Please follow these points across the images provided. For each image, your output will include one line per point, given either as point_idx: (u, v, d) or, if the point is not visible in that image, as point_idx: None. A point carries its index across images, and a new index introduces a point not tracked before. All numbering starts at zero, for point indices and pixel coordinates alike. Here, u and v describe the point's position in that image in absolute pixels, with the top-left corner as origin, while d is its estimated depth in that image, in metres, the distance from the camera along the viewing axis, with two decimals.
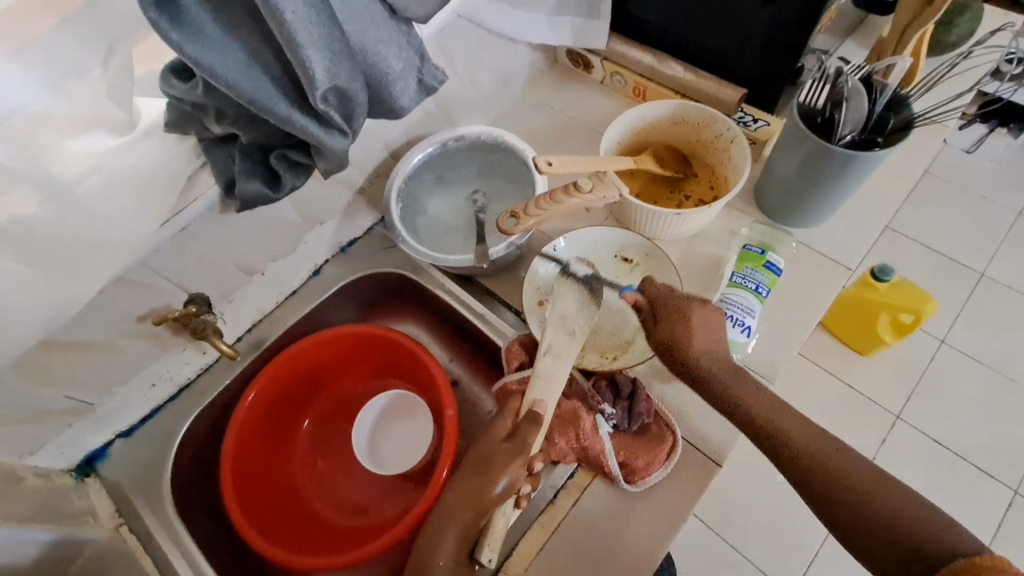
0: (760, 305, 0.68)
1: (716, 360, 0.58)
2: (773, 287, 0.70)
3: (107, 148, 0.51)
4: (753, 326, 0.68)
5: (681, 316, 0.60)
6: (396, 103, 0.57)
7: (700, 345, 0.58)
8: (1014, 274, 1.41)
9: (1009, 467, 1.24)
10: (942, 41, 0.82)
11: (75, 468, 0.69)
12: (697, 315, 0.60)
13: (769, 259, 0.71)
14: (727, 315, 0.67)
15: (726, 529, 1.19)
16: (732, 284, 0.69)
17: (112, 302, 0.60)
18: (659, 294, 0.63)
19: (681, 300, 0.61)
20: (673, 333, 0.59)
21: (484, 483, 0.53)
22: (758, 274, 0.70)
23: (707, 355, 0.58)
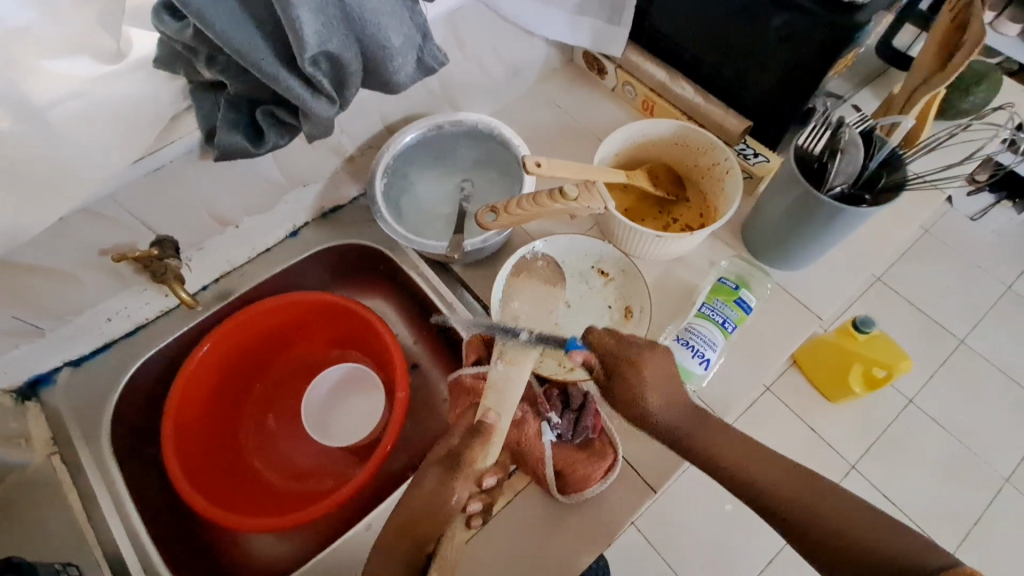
0: (724, 339, 0.69)
1: (673, 411, 0.55)
2: (739, 323, 0.70)
3: (92, 75, 0.52)
4: (713, 359, 0.67)
5: (632, 370, 0.56)
6: (392, 80, 0.56)
7: (656, 399, 0.55)
8: (991, 347, 1.42)
9: (950, 533, 1.25)
10: (954, 107, 0.82)
11: (18, 390, 0.69)
12: (650, 369, 0.56)
13: (740, 295, 0.71)
14: (688, 343, 0.67)
15: (667, 548, 1.21)
16: (700, 315, 0.70)
17: (74, 232, 0.59)
18: (608, 348, 0.58)
19: (634, 352, 0.57)
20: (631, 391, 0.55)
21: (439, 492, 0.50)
22: (728, 308, 0.70)
23: (664, 411, 0.55)
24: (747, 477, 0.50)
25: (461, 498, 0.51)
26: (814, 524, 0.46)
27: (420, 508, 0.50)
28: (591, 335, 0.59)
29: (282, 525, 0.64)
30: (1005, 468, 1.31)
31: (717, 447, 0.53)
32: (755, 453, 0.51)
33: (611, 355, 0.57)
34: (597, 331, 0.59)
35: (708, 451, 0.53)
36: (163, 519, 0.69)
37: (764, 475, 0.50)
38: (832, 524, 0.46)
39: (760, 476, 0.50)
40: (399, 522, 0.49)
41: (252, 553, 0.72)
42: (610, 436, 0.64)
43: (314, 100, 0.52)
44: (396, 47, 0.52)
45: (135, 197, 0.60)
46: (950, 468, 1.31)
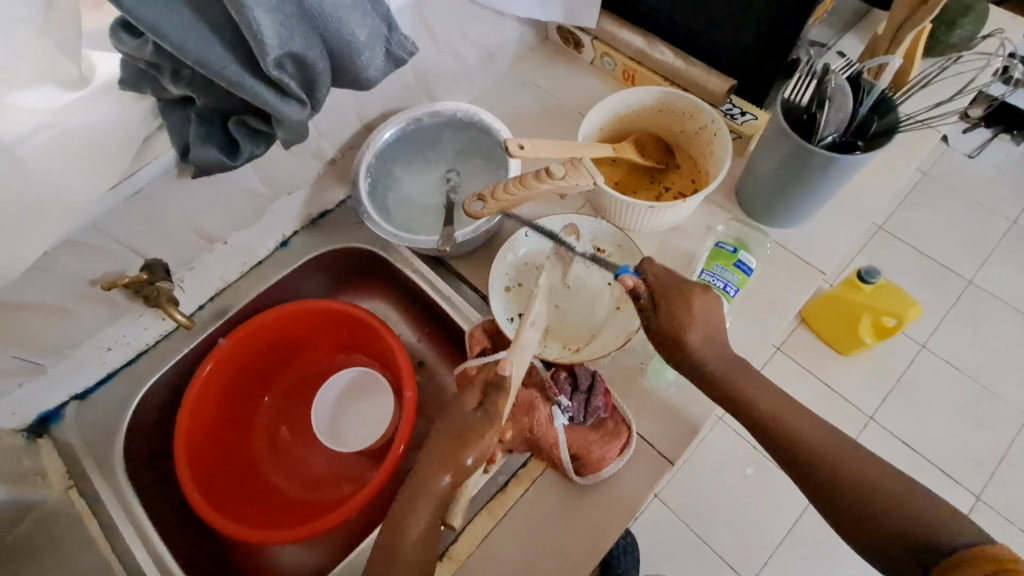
0: (727, 305, 0.68)
1: (716, 346, 0.56)
2: (741, 287, 0.69)
3: (58, 105, 0.49)
4: (718, 325, 0.66)
5: (681, 295, 0.56)
6: (362, 74, 0.54)
7: (697, 335, 0.55)
8: (1001, 284, 1.40)
9: (974, 474, 1.25)
10: (942, 43, 0.79)
11: (27, 428, 0.69)
12: (698, 300, 0.56)
13: (740, 257, 0.69)
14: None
15: (692, 515, 1.21)
16: (700, 282, 0.69)
17: (59, 265, 0.58)
18: (658, 280, 0.58)
19: (678, 289, 0.57)
20: (671, 317, 0.56)
21: (459, 452, 0.53)
22: (728, 272, 0.69)
23: (700, 337, 0.55)
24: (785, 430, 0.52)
25: (481, 454, 0.53)
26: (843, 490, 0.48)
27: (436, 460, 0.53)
28: (647, 268, 0.59)
29: (302, 535, 0.64)
30: None
31: (764, 404, 0.53)
32: (800, 411, 0.53)
33: (662, 281, 0.57)
34: (654, 264, 0.59)
35: (750, 405, 0.54)
36: (185, 540, 0.70)
37: (809, 439, 0.51)
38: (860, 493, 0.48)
39: (798, 428, 0.52)
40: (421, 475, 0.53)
41: (277, 565, 0.72)
42: (622, 414, 0.64)
43: (284, 104, 0.51)
44: (362, 41, 0.51)
45: (117, 224, 0.59)
46: (969, 411, 1.30)
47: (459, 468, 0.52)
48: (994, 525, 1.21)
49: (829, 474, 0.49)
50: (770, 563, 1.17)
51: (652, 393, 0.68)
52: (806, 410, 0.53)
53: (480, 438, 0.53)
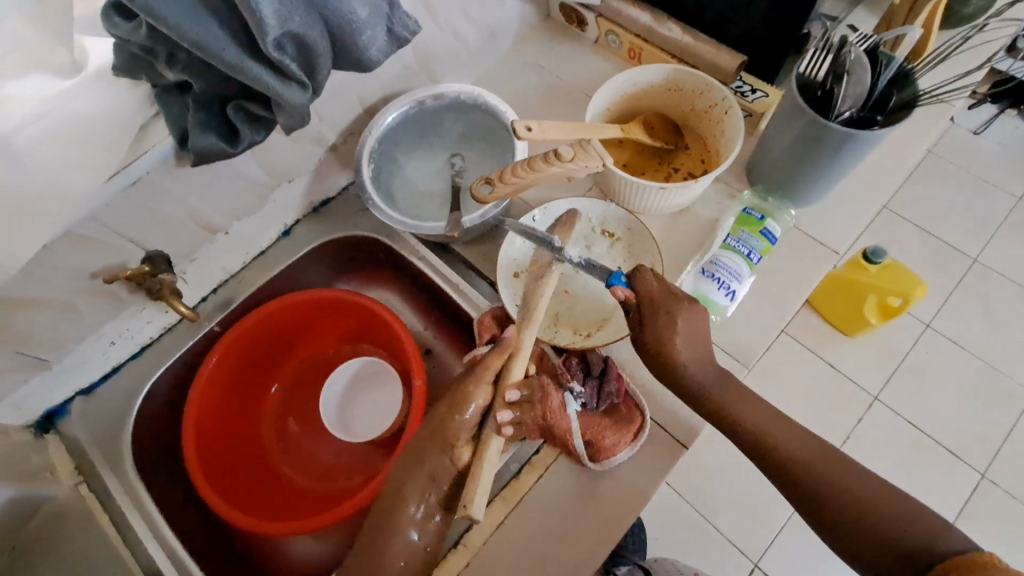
0: (749, 271, 0.68)
1: (705, 367, 0.55)
2: (766, 254, 0.69)
3: (52, 93, 0.48)
4: (739, 291, 0.67)
5: (668, 317, 0.55)
6: (364, 56, 0.52)
7: (684, 346, 0.55)
8: (1008, 262, 1.39)
9: (979, 451, 1.25)
10: (958, 13, 0.77)
11: (35, 424, 0.68)
12: (685, 318, 0.55)
13: (766, 226, 0.69)
14: (715, 276, 0.67)
15: (699, 499, 1.22)
16: (724, 247, 0.69)
17: (58, 258, 0.56)
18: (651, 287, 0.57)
19: (672, 306, 0.55)
20: (659, 339, 0.55)
21: (453, 411, 0.56)
22: (753, 240, 0.68)
23: (687, 346, 0.55)
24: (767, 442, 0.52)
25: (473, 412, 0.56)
26: (830, 499, 0.48)
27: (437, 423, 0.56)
28: (637, 277, 0.58)
29: (313, 526, 0.63)
30: None
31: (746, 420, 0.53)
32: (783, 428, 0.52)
33: (654, 300, 0.56)
34: (646, 271, 0.58)
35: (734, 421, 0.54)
36: (196, 534, 0.70)
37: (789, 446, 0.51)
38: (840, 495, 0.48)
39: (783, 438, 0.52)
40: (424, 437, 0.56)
41: (290, 555, 0.72)
42: (636, 399, 0.63)
43: (285, 87, 0.49)
44: (363, 19, 0.49)
45: (115, 215, 0.58)
46: (975, 389, 1.30)
47: (454, 424, 0.55)
48: (1000, 501, 1.22)
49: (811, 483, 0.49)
50: (777, 543, 1.18)
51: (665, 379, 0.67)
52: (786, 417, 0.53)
53: (471, 397, 0.56)
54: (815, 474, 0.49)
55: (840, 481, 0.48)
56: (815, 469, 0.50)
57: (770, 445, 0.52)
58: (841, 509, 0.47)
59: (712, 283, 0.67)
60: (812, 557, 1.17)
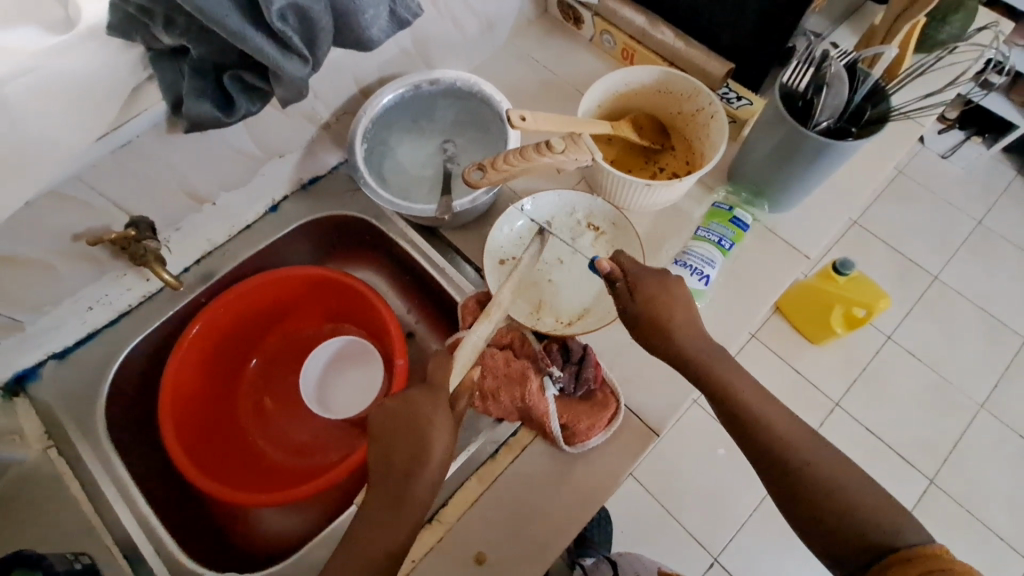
0: (721, 257, 0.72)
1: (693, 340, 0.58)
2: (737, 240, 0.73)
3: (39, 48, 0.48)
4: (711, 276, 0.70)
5: (660, 290, 0.59)
6: (364, 35, 0.53)
7: (678, 316, 0.59)
8: (965, 281, 1.47)
9: (929, 458, 1.32)
10: (931, 38, 0.81)
11: (3, 386, 0.67)
12: (672, 289, 0.60)
13: (736, 215, 0.73)
14: (687, 263, 0.71)
15: (666, 495, 1.25)
16: (697, 238, 0.73)
17: (41, 217, 0.55)
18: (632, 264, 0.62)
19: (652, 275, 0.60)
20: (650, 302, 0.59)
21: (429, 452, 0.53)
22: (724, 228, 0.72)
23: (683, 322, 0.58)
24: (764, 425, 0.54)
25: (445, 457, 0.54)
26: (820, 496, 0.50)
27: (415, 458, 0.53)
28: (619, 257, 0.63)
29: (289, 497, 0.64)
30: (978, 395, 1.37)
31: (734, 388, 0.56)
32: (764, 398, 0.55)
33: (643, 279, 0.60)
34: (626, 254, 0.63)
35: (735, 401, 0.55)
36: (169, 504, 0.69)
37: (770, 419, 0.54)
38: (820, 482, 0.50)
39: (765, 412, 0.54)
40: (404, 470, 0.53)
41: (261, 528, 0.72)
42: (612, 387, 0.66)
43: (285, 58, 0.49)
44: None
45: (102, 176, 0.57)
46: (928, 399, 1.37)
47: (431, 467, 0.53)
48: (945, 505, 1.29)
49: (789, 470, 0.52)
50: (738, 539, 1.22)
51: (639, 370, 0.69)
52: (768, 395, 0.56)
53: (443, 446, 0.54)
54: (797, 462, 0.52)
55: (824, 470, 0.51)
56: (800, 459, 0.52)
57: (758, 436, 0.54)
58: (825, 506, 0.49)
59: (685, 270, 0.70)
60: (769, 555, 1.21)
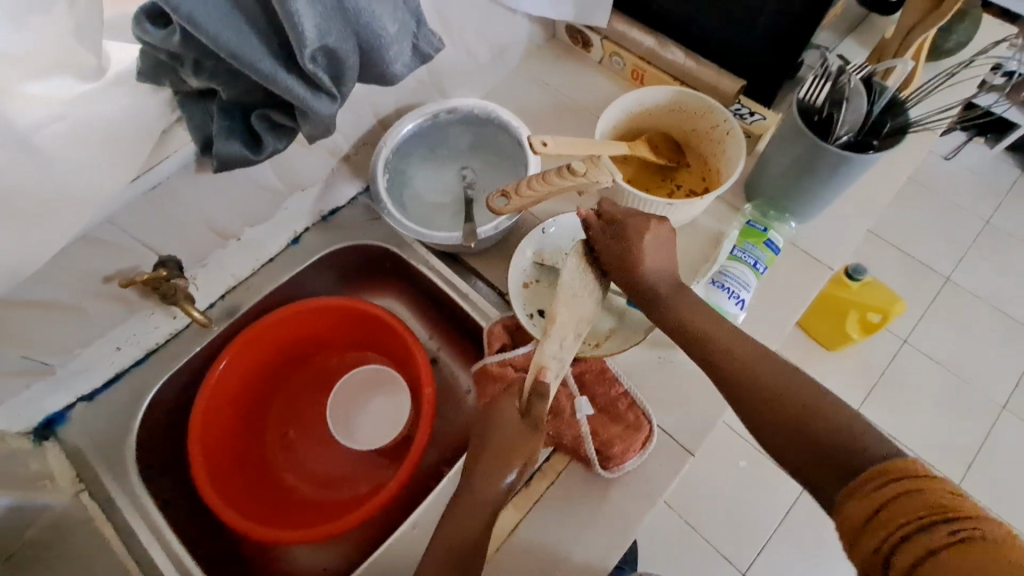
0: (756, 280, 0.70)
1: (668, 273, 0.57)
2: (770, 264, 0.72)
3: (74, 94, 0.48)
4: (747, 300, 0.69)
5: (639, 235, 0.56)
6: (389, 70, 0.54)
7: (654, 259, 0.57)
8: (978, 281, 1.46)
9: (955, 462, 1.30)
10: (939, 47, 0.82)
11: (32, 431, 0.66)
12: (652, 232, 0.57)
13: (769, 236, 0.72)
14: (724, 285, 0.69)
15: (691, 512, 1.23)
16: (732, 258, 0.71)
17: (73, 260, 0.56)
18: (613, 207, 0.58)
19: (637, 220, 0.57)
20: (630, 252, 0.56)
21: (506, 466, 0.52)
22: (758, 250, 0.71)
23: (657, 258, 0.57)
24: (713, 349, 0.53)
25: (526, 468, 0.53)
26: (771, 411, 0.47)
27: (493, 454, 0.53)
28: (603, 203, 0.59)
29: (325, 532, 0.63)
30: (1000, 396, 1.36)
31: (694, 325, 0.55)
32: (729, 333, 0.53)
33: (623, 215, 0.57)
34: (612, 200, 0.59)
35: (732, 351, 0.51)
36: (201, 544, 0.69)
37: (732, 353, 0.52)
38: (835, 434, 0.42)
39: (722, 342, 0.53)
40: (490, 462, 0.52)
41: (294, 564, 0.71)
42: (643, 409, 0.64)
43: (314, 98, 0.50)
44: (392, 35, 0.51)
45: (132, 219, 0.57)
46: (950, 402, 1.35)
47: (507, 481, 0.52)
48: None
49: (786, 420, 0.46)
50: (766, 553, 1.20)
51: (669, 389, 0.69)
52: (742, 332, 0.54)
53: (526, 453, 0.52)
54: (779, 398, 0.47)
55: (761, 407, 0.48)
56: (802, 406, 0.45)
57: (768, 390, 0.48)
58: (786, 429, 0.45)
59: (722, 293, 0.69)
60: (799, 567, 1.19)
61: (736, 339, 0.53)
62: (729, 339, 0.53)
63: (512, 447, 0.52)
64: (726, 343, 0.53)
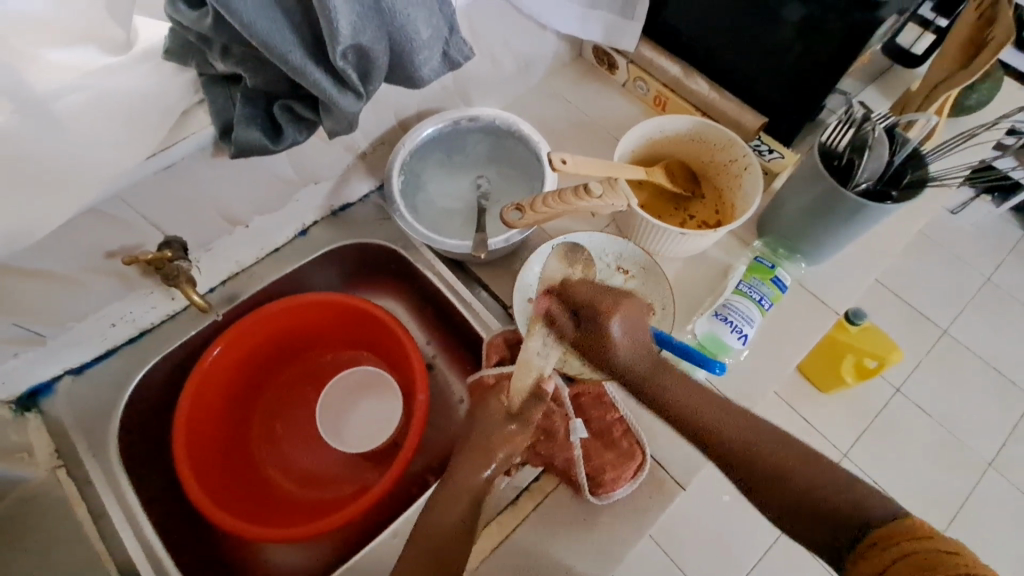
0: (761, 316, 0.70)
1: (638, 348, 0.49)
2: (775, 302, 0.72)
3: (95, 65, 0.48)
4: (750, 335, 0.69)
5: (604, 322, 0.48)
6: (416, 73, 0.54)
7: (621, 332, 0.48)
8: (975, 337, 1.46)
9: (939, 515, 1.29)
10: (960, 104, 0.83)
11: (15, 401, 0.65)
12: (620, 316, 0.48)
13: (777, 274, 0.72)
14: (727, 319, 0.69)
15: (669, 542, 1.21)
16: (738, 292, 0.71)
17: (78, 232, 0.55)
18: (577, 293, 0.49)
19: (607, 302, 0.48)
20: (599, 334, 0.48)
21: (477, 464, 0.51)
22: (765, 287, 0.71)
23: (627, 334, 0.49)
24: (735, 448, 0.45)
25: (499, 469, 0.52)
26: (791, 487, 0.42)
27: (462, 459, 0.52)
28: (570, 287, 0.50)
29: (305, 533, 0.62)
30: (987, 453, 1.35)
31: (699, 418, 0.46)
32: (720, 411, 0.46)
33: (586, 298, 0.48)
34: (578, 281, 0.50)
35: (722, 441, 0.45)
36: (175, 531, 0.67)
37: (733, 435, 0.45)
38: (802, 493, 0.41)
39: (731, 435, 0.45)
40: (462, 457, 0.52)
41: (268, 562, 0.70)
42: (638, 436, 0.63)
43: (341, 95, 0.50)
44: (424, 40, 0.51)
45: (143, 197, 0.57)
46: (939, 455, 1.34)
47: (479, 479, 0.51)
48: None
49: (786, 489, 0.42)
50: None
51: (664, 420, 0.68)
52: (717, 394, 0.48)
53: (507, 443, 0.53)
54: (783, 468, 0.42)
55: (770, 455, 0.43)
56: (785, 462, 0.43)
57: (757, 467, 0.43)
58: (809, 500, 0.41)
59: (725, 326, 0.69)
60: None
61: (713, 411, 0.46)
62: (721, 423, 0.46)
63: (490, 441, 0.53)
64: (718, 423, 0.46)
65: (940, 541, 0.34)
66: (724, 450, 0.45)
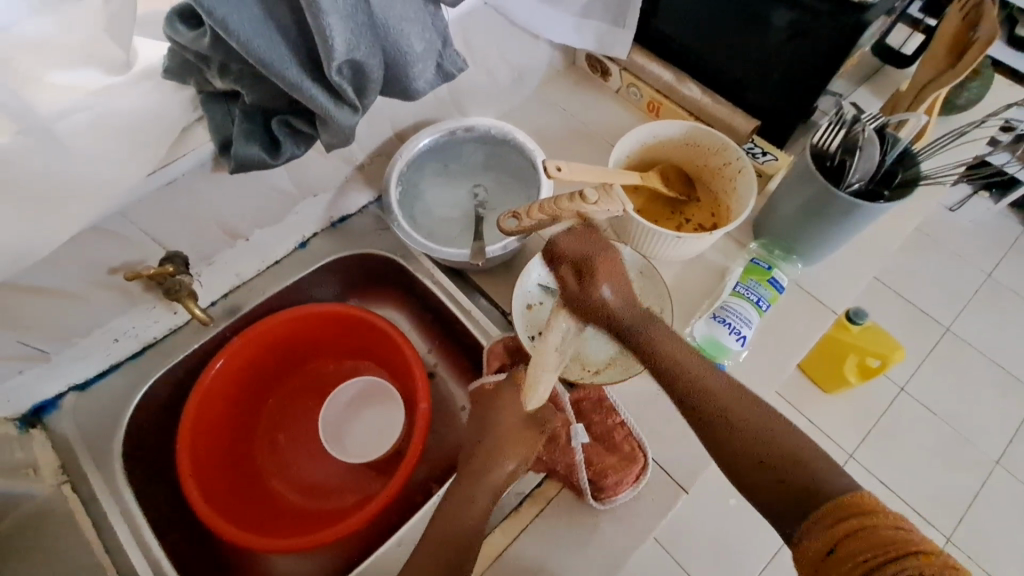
0: (759, 318, 0.70)
1: (624, 301, 0.52)
2: (773, 302, 0.72)
3: (98, 86, 0.49)
4: (748, 336, 0.69)
5: (591, 275, 0.52)
6: (411, 85, 0.55)
7: (608, 289, 0.52)
8: (978, 334, 1.46)
9: (947, 514, 1.28)
10: (951, 102, 0.84)
11: (21, 418, 0.65)
12: (603, 272, 0.52)
13: (774, 275, 0.72)
14: (725, 321, 0.69)
15: (675, 546, 1.21)
16: (735, 294, 0.71)
17: (82, 249, 0.56)
18: (578, 242, 0.53)
19: (594, 252, 0.52)
20: (593, 282, 0.52)
21: (496, 457, 0.57)
22: (762, 288, 0.71)
23: (615, 293, 0.52)
24: (724, 404, 0.48)
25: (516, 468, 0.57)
26: (762, 444, 0.46)
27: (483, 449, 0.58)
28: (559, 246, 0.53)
29: (309, 543, 0.62)
30: (993, 450, 1.34)
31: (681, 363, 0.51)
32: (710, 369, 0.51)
33: (580, 251, 0.53)
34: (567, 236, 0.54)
35: (707, 405, 0.49)
36: (180, 544, 0.67)
37: (717, 391, 0.49)
38: (771, 451, 0.45)
39: (707, 383, 0.50)
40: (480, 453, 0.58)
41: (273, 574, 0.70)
42: (638, 439, 0.64)
43: (337, 108, 0.51)
44: (418, 53, 0.52)
45: (145, 213, 0.58)
46: (945, 453, 1.34)
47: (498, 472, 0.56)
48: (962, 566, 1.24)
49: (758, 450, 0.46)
50: None
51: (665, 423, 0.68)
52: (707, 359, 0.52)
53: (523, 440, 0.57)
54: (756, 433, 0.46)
55: (754, 423, 0.47)
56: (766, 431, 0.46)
57: (738, 433, 0.47)
58: (779, 463, 0.45)
59: (723, 328, 0.69)
60: None
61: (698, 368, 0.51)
62: (703, 378, 0.50)
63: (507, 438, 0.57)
64: (699, 376, 0.50)
65: (884, 516, 0.38)
66: (702, 399, 0.49)
